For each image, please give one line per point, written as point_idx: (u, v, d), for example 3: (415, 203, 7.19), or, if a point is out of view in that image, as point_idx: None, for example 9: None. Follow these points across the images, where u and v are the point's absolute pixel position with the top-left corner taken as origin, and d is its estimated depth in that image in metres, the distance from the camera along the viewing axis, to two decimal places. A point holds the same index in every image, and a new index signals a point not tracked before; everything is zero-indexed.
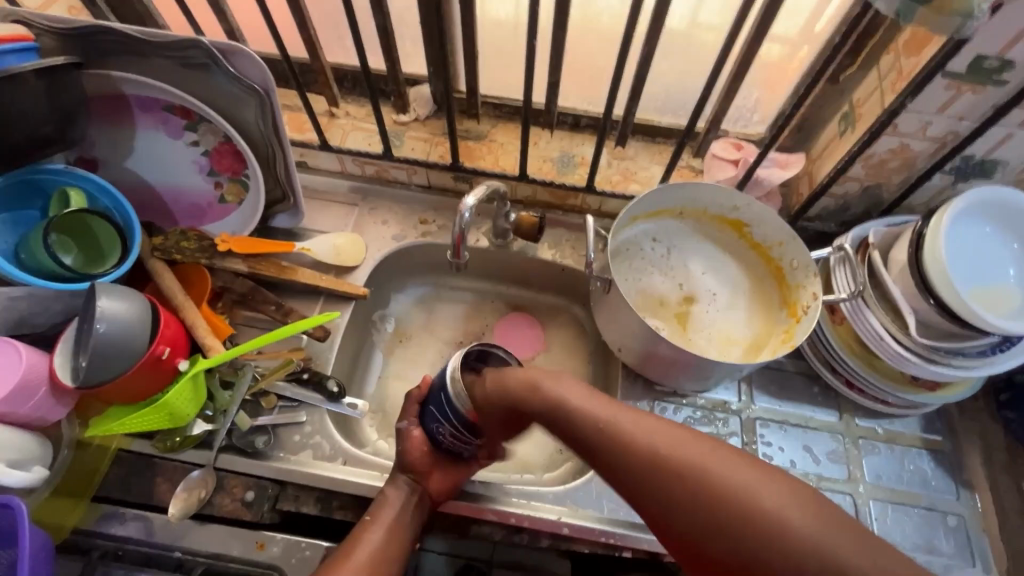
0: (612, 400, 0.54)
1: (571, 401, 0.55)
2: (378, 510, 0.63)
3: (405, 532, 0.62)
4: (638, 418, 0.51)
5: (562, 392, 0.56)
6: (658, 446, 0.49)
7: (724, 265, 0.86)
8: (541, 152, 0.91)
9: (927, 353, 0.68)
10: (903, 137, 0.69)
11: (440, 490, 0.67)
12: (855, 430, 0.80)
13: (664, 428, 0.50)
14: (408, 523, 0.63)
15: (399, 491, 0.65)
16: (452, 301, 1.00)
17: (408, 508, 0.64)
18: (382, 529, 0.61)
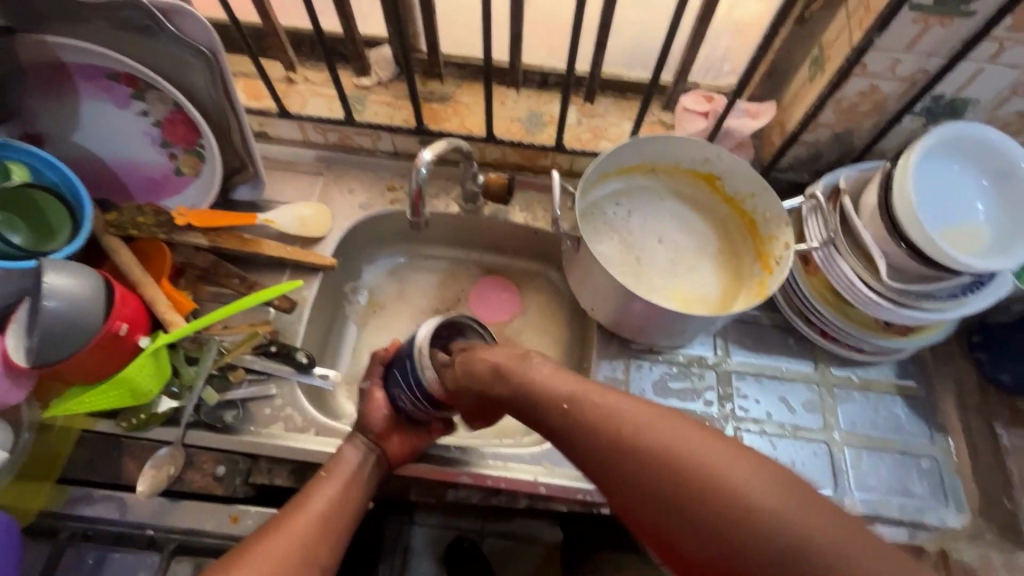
0: (584, 378, 0.55)
1: (542, 380, 0.56)
2: (335, 467, 0.63)
3: (360, 489, 0.63)
4: (611, 393, 0.52)
5: (530, 374, 0.57)
6: (628, 419, 0.49)
7: (691, 225, 0.85)
8: (509, 112, 0.89)
9: (898, 296, 0.68)
10: (872, 77, 0.68)
11: (398, 454, 0.67)
12: (830, 379, 0.80)
13: (643, 407, 0.50)
14: (366, 481, 0.64)
15: (356, 451, 0.65)
16: (426, 270, 0.98)
17: (366, 467, 0.65)
18: (337, 485, 0.61)
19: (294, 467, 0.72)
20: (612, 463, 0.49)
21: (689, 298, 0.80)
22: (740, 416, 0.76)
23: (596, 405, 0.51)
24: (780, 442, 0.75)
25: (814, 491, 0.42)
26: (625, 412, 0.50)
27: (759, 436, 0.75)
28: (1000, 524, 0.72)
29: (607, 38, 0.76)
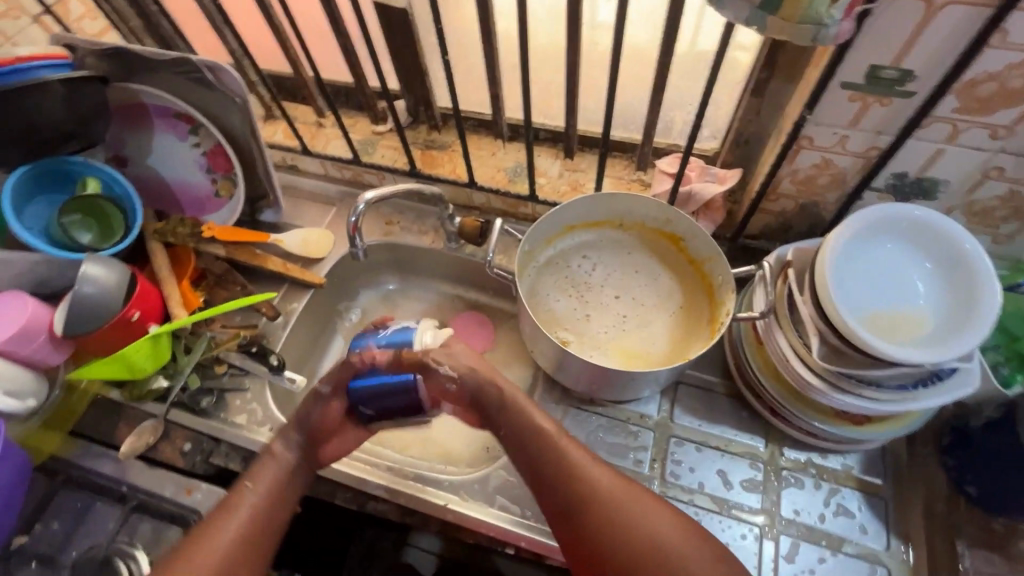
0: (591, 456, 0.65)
1: (540, 429, 0.67)
2: (261, 476, 0.67)
3: (287, 491, 0.68)
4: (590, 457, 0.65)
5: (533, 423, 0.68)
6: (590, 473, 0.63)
7: (653, 279, 0.86)
8: (497, 161, 0.96)
9: (834, 380, 0.63)
10: (823, 151, 0.66)
11: (333, 455, 0.73)
12: (779, 461, 0.75)
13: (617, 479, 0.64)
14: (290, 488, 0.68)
15: (287, 452, 0.69)
16: (414, 297, 1.06)
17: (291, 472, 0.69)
18: (262, 490, 0.66)
19: (246, 455, 0.81)
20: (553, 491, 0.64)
21: (633, 356, 0.80)
22: (670, 482, 0.74)
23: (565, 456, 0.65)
24: (707, 517, 0.72)
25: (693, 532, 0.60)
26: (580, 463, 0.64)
27: (686, 506, 0.72)
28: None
29: (574, 101, 0.82)
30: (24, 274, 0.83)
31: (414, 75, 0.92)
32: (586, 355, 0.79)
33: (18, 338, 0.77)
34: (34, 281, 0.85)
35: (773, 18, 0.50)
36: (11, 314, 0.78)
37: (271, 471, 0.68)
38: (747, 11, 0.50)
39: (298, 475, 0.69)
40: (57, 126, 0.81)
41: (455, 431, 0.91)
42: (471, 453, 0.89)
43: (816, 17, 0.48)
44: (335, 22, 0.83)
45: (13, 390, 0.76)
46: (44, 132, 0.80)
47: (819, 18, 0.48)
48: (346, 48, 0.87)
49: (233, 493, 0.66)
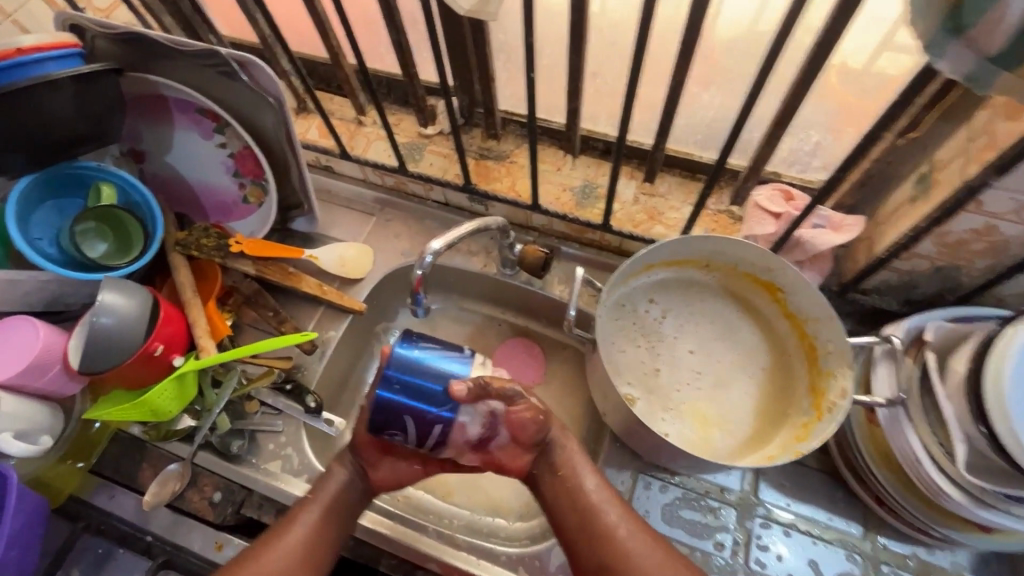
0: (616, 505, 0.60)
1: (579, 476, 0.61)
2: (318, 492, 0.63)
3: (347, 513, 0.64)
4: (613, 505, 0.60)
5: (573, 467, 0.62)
6: (636, 553, 0.57)
7: (737, 334, 0.75)
8: (562, 180, 0.85)
9: (979, 494, 0.54)
10: (990, 216, 0.55)
11: (383, 480, 0.67)
12: (880, 554, 0.66)
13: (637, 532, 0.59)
14: (347, 507, 0.64)
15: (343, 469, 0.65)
16: (459, 320, 0.96)
17: (345, 490, 0.64)
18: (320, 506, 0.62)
19: (280, 508, 0.74)
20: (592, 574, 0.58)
21: (713, 427, 0.70)
22: (754, 571, 0.66)
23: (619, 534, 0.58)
24: None
25: None
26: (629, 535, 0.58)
27: None
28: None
29: (670, 124, 0.69)
30: (34, 294, 0.74)
31: (475, 76, 0.79)
32: (661, 424, 0.69)
33: (29, 372, 0.68)
34: (45, 300, 0.76)
35: (1006, 73, 0.38)
36: (20, 344, 0.69)
37: (329, 485, 0.63)
38: (970, 64, 0.38)
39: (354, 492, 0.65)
40: (67, 129, 0.69)
41: (504, 481, 0.83)
42: (521, 507, 0.81)
43: None
44: (389, 16, 0.70)
45: (24, 430, 0.68)
46: (53, 136, 0.69)
47: None
48: (399, 44, 0.75)
49: (293, 509, 0.62)
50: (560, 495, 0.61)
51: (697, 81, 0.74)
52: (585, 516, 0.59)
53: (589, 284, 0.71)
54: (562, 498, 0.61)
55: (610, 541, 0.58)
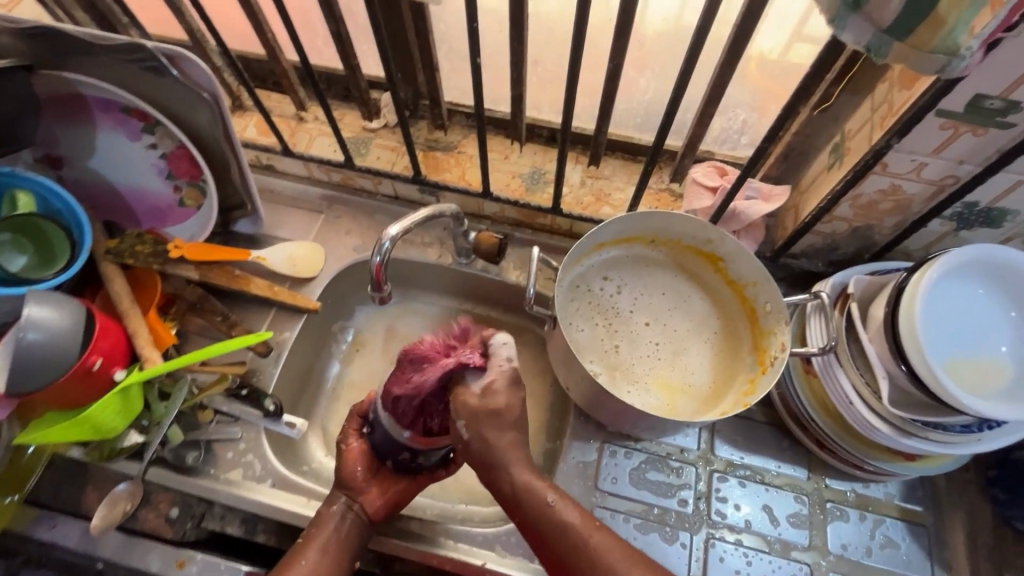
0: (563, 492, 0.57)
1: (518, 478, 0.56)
2: (315, 530, 0.65)
3: (344, 544, 0.65)
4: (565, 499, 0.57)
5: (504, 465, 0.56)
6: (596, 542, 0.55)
7: (689, 302, 0.80)
8: (511, 167, 0.87)
9: (902, 424, 0.61)
10: (893, 177, 0.61)
11: (377, 509, 0.68)
12: (824, 492, 0.73)
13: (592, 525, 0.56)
14: (346, 543, 0.65)
15: (334, 509, 0.67)
16: (418, 313, 0.97)
17: (345, 527, 0.66)
18: (316, 552, 0.63)
19: (245, 517, 0.73)
20: (552, 548, 0.56)
21: (673, 392, 0.74)
22: (715, 522, 0.71)
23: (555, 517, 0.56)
24: (756, 558, 0.69)
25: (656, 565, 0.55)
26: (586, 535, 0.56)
27: (733, 547, 0.70)
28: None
29: (610, 107, 0.72)
30: None
31: (419, 67, 0.79)
32: (622, 395, 0.72)
33: None
34: None
35: (898, 43, 0.42)
36: None
37: (325, 528, 0.65)
38: (868, 34, 0.43)
39: (350, 529, 0.66)
40: None
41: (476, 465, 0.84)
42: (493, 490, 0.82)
43: (950, 46, 0.41)
44: (326, 6, 0.69)
45: None
46: None
47: (955, 48, 0.41)
48: (339, 36, 0.74)
49: (290, 552, 0.63)
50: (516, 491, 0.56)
51: (632, 66, 0.78)
52: (541, 518, 0.56)
53: (546, 264, 0.74)
54: (522, 508, 0.57)
55: (587, 555, 0.55)
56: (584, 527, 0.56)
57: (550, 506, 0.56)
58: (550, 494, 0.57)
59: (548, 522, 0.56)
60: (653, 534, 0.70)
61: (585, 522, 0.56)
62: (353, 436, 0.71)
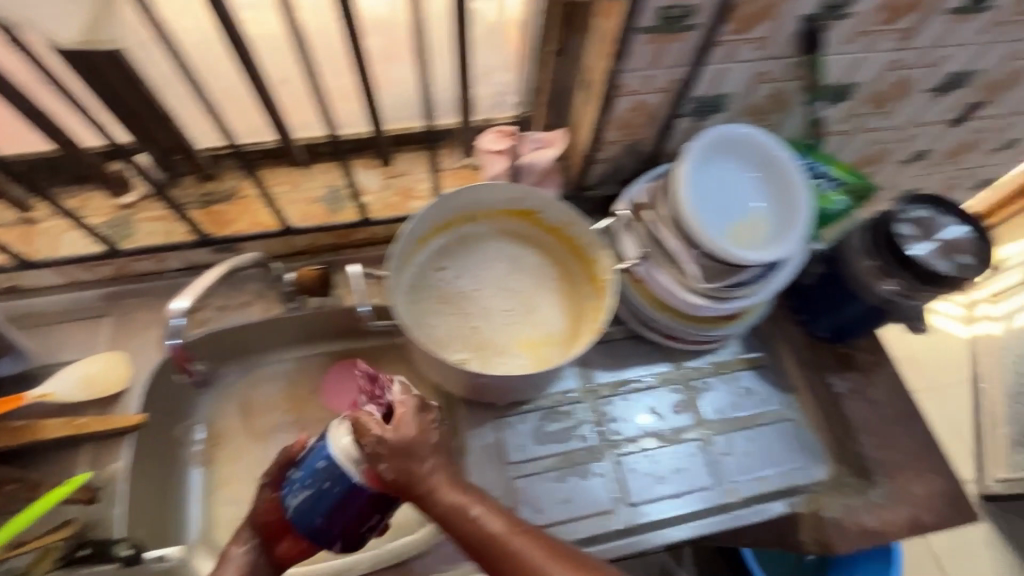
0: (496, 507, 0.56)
1: (452, 504, 0.56)
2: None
3: None
4: (497, 515, 0.56)
5: (435, 495, 0.56)
6: (528, 554, 0.53)
7: (524, 261, 0.83)
8: (305, 194, 0.82)
9: (716, 292, 0.70)
10: (635, 94, 0.69)
11: (287, 555, 0.63)
12: (688, 374, 0.83)
13: (530, 538, 0.54)
14: None
15: (243, 550, 0.63)
16: (272, 376, 0.89)
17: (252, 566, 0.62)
18: None
19: None
20: None
21: (538, 345, 0.77)
22: (615, 441, 0.77)
23: (486, 530, 0.54)
24: (657, 454, 0.76)
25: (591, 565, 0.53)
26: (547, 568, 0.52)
27: (636, 454, 0.76)
28: (872, 476, 0.73)
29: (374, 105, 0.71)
30: None
31: (151, 121, 0.70)
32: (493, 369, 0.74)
33: None
34: None
35: None
36: None
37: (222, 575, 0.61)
38: None
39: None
40: None
41: None
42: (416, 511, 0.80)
43: None
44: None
45: None
46: None
47: None
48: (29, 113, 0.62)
49: None
50: (450, 517, 0.56)
51: (382, 59, 0.77)
52: (493, 545, 0.54)
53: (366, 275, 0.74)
54: (476, 546, 0.54)
55: (520, 562, 0.53)
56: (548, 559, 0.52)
57: (472, 517, 0.55)
58: (507, 526, 0.55)
59: (498, 551, 0.54)
60: (569, 477, 0.74)
61: (508, 527, 0.54)
62: (269, 488, 0.64)
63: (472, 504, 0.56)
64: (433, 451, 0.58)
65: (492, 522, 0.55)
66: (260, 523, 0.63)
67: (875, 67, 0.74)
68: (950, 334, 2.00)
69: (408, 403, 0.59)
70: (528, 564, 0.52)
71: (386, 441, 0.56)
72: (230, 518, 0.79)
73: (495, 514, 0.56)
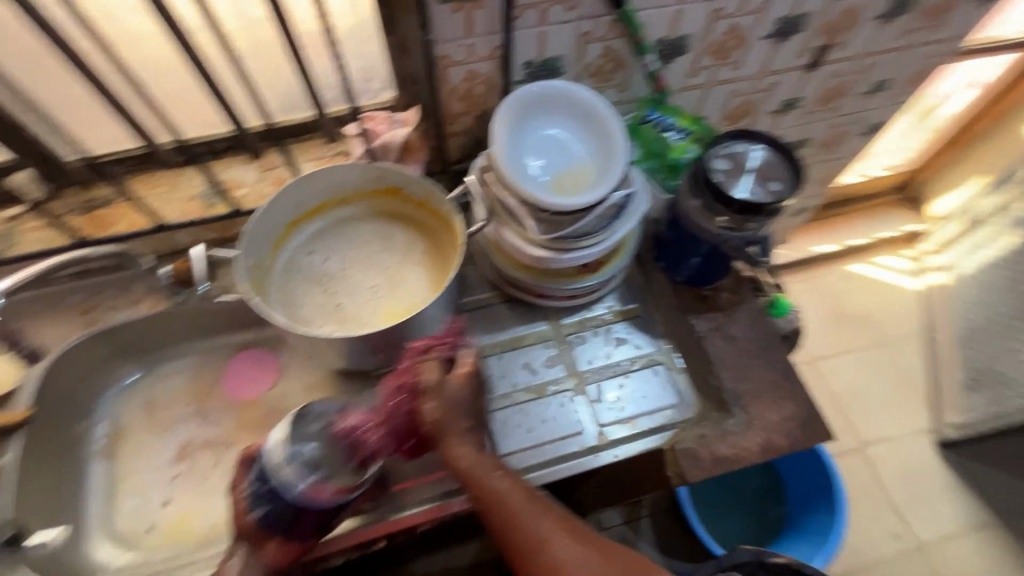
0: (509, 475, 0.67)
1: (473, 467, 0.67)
2: None
3: None
4: (513, 484, 0.66)
5: (459, 454, 0.68)
6: (541, 526, 0.64)
7: (394, 238, 0.87)
8: (183, 192, 0.86)
9: (557, 244, 0.73)
10: (462, 64, 0.74)
11: (278, 557, 0.68)
12: (563, 329, 0.86)
13: (535, 503, 0.66)
14: None
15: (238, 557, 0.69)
16: (174, 371, 0.92)
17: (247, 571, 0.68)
18: None
19: None
20: (517, 539, 0.64)
21: (405, 314, 0.80)
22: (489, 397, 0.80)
23: (505, 491, 0.65)
24: (530, 406, 0.79)
25: (578, 531, 0.65)
26: (553, 532, 0.64)
27: (510, 408, 0.79)
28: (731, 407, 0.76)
29: (223, 98, 0.75)
30: None
31: None
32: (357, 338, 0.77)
33: None
34: None
35: None
36: None
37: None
38: None
39: None
40: None
41: None
42: None
43: None
44: None
45: None
46: None
47: None
48: None
49: None
50: (469, 477, 0.67)
51: None
52: (507, 503, 0.65)
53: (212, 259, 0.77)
54: (493, 504, 0.65)
55: (530, 526, 0.64)
56: (554, 526, 0.64)
57: (495, 477, 0.67)
58: (525, 496, 0.66)
59: (510, 509, 0.65)
60: None
61: (525, 492, 0.66)
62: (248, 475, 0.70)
63: (496, 473, 0.67)
64: (467, 424, 0.70)
65: (513, 494, 0.65)
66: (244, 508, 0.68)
67: (699, 18, 0.78)
68: (899, 286, 2.01)
69: (470, 362, 0.74)
70: (537, 531, 0.63)
71: (442, 403, 0.70)
72: (130, 507, 0.82)
73: (516, 486, 0.66)
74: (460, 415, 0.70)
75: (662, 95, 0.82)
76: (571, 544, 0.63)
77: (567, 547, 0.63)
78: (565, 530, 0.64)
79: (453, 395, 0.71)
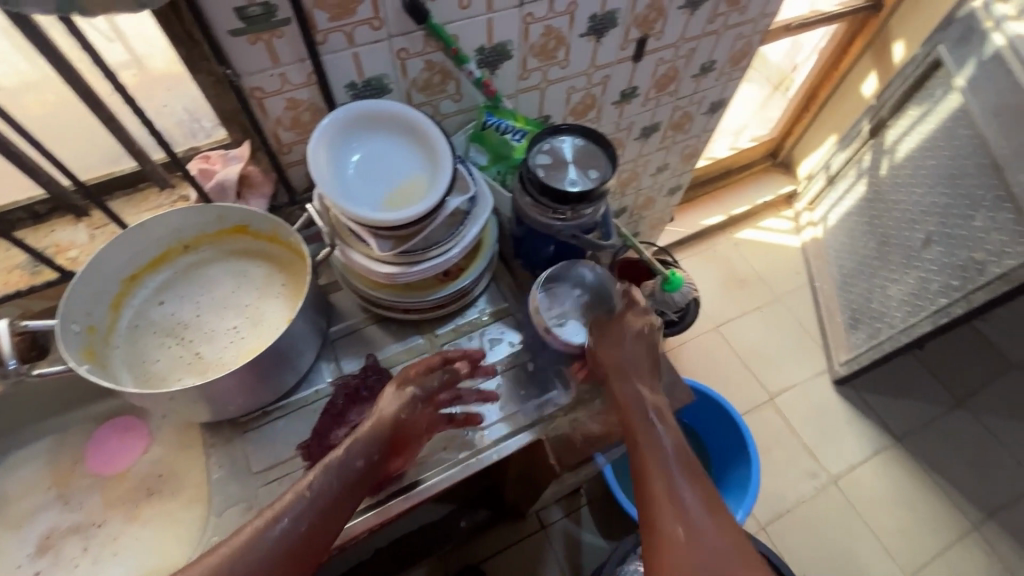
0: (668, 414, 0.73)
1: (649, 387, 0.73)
2: (318, 481, 0.63)
3: (344, 499, 0.64)
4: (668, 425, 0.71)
5: (637, 381, 0.73)
6: (683, 492, 0.65)
7: (249, 276, 0.83)
8: (3, 264, 0.80)
9: (404, 259, 0.73)
10: (280, 94, 0.73)
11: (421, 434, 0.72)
12: (437, 340, 0.86)
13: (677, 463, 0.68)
14: (354, 485, 0.64)
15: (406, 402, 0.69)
16: (28, 457, 0.85)
17: (348, 456, 0.65)
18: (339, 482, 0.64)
19: None
20: (648, 506, 0.65)
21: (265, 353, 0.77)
22: None
23: (655, 437, 0.69)
24: None
25: (710, 502, 0.65)
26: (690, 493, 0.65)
27: None
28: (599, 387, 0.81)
29: (23, 158, 0.70)
30: None
31: None
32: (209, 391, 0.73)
33: None
34: None
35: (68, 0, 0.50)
36: None
37: (323, 472, 0.63)
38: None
39: (355, 468, 0.65)
40: None
41: (165, 543, 0.79)
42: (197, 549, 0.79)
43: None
44: None
45: None
46: None
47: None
48: None
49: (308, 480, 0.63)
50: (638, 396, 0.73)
51: (45, 113, 0.77)
52: (642, 441, 0.69)
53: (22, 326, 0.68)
54: (643, 458, 0.68)
55: (660, 482, 0.66)
56: (692, 483, 0.66)
57: (652, 417, 0.71)
58: (674, 446, 0.69)
59: (653, 461, 0.68)
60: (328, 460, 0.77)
61: (677, 441, 0.70)
62: (421, 401, 0.71)
63: (657, 402, 0.73)
64: (632, 353, 0.75)
65: (655, 444, 0.69)
66: (388, 426, 0.67)
67: (512, 24, 0.81)
68: (782, 244, 2.18)
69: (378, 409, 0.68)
70: (658, 486, 0.66)
71: (611, 348, 0.75)
72: None
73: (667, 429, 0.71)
74: (642, 362, 0.75)
75: (494, 99, 0.85)
76: (706, 514, 0.63)
77: (707, 529, 0.62)
78: (705, 504, 0.64)
79: (623, 331, 0.76)
